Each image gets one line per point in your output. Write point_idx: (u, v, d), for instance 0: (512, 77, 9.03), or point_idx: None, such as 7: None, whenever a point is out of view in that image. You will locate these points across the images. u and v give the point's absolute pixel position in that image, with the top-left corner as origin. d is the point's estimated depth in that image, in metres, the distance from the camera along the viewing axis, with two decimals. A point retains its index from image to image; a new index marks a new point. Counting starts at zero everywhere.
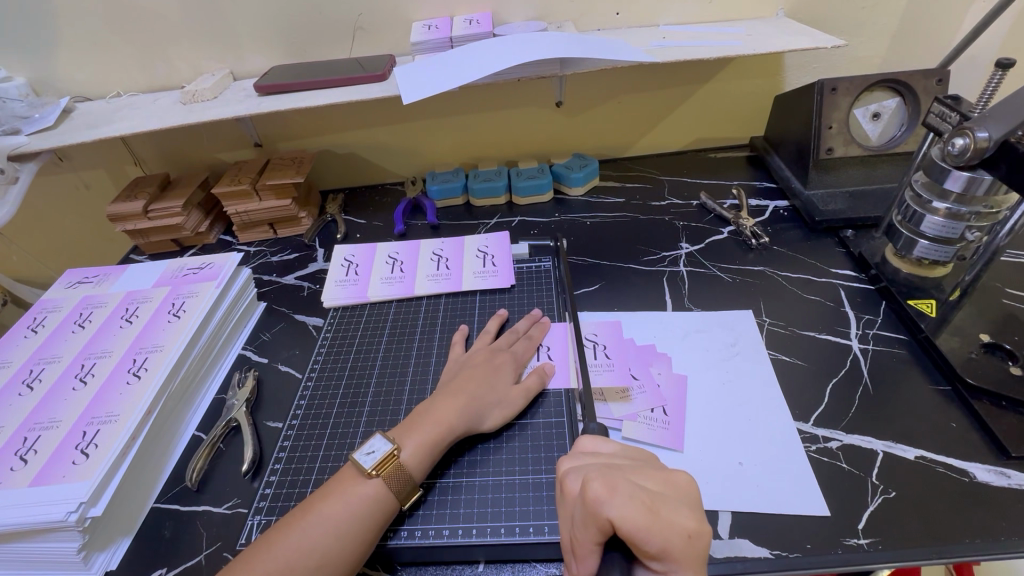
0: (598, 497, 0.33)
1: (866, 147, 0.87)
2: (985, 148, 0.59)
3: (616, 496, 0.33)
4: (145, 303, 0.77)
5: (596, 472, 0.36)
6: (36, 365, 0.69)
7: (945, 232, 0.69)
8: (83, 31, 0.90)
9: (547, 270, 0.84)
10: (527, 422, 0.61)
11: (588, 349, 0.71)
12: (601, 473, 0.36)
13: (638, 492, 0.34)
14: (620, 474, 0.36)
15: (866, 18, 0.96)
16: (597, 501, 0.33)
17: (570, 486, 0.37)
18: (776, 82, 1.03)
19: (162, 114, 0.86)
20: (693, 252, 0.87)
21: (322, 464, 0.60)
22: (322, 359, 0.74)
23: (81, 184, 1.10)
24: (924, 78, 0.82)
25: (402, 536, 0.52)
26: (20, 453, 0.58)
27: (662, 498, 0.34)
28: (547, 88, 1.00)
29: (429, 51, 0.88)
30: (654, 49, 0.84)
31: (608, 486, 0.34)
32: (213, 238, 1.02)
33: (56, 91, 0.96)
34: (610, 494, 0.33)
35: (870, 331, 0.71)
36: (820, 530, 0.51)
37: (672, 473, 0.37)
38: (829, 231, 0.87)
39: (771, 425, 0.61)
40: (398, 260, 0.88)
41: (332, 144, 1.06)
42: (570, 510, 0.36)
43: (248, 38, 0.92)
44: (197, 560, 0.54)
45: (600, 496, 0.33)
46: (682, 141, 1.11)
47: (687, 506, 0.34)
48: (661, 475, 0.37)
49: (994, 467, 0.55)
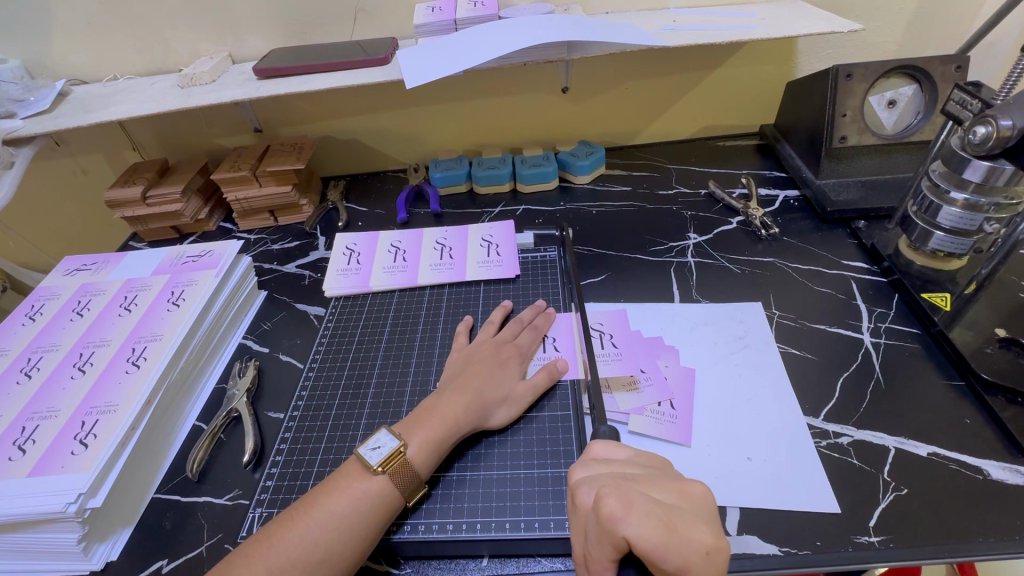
0: (613, 515, 0.32)
1: (880, 135, 0.85)
2: (1008, 137, 0.57)
3: (632, 511, 0.32)
4: (144, 291, 0.75)
5: (609, 486, 0.35)
6: (35, 354, 0.68)
7: (963, 224, 0.68)
8: (78, 11, 0.88)
9: (553, 260, 0.82)
10: (532, 415, 0.60)
11: (594, 339, 0.69)
12: (615, 486, 0.35)
13: (655, 507, 0.33)
14: (633, 487, 0.35)
15: (883, 3, 0.93)
16: (612, 519, 0.32)
17: (582, 499, 0.36)
18: (789, 67, 1.00)
19: (159, 97, 0.84)
20: (701, 242, 0.86)
21: (324, 456, 0.59)
22: (323, 350, 0.73)
23: (79, 169, 1.08)
24: (943, 64, 0.80)
25: (405, 531, 0.51)
26: (19, 443, 0.57)
27: (678, 512, 0.33)
28: (553, 73, 0.97)
29: (432, 33, 0.85)
30: (665, 32, 0.82)
31: (623, 502, 0.33)
32: (213, 225, 1.00)
33: (51, 73, 0.94)
34: (626, 510, 0.32)
35: (882, 324, 0.70)
36: (831, 528, 0.50)
37: (687, 484, 0.36)
38: (841, 222, 0.85)
39: (782, 422, 0.60)
40: (400, 249, 0.87)
41: (332, 129, 1.04)
42: (583, 524, 0.35)
43: (246, 19, 0.90)
44: (197, 552, 0.54)
45: (614, 513, 0.32)
46: (689, 128, 1.09)
47: (704, 521, 0.33)
48: (676, 487, 0.36)
49: (1008, 465, 0.54)
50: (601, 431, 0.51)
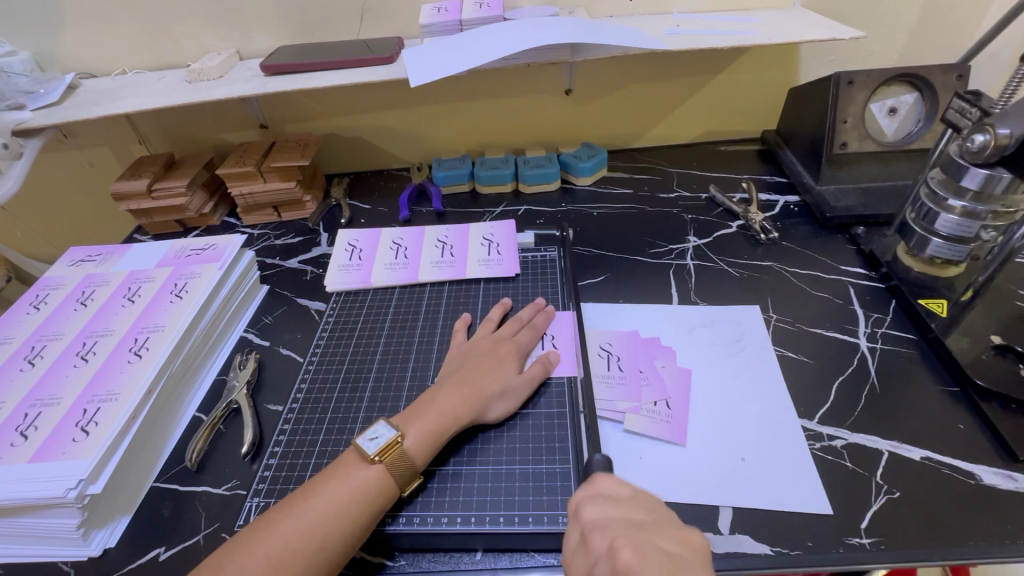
0: (628, 566, 0.37)
1: (881, 142, 0.85)
2: (1005, 146, 0.58)
3: (645, 562, 0.37)
4: (148, 282, 0.76)
5: (623, 535, 0.39)
6: (38, 342, 0.68)
7: (960, 231, 0.68)
8: (88, 6, 0.89)
9: (553, 260, 0.83)
10: (528, 411, 0.61)
11: (600, 361, 0.68)
12: (627, 535, 0.39)
13: (664, 558, 0.37)
14: (644, 536, 0.39)
15: (886, 10, 0.94)
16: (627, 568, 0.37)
17: (594, 543, 0.40)
18: (792, 74, 1.01)
19: (167, 91, 0.85)
20: (701, 245, 0.86)
21: (322, 448, 0.60)
22: (323, 344, 0.73)
23: (86, 162, 1.09)
24: (943, 73, 0.81)
25: (400, 522, 0.52)
26: (21, 429, 0.58)
27: (683, 563, 0.37)
28: (557, 75, 0.98)
29: (438, 33, 0.86)
30: (667, 36, 0.82)
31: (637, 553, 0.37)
32: (217, 220, 1.01)
33: (60, 66, 0.95)
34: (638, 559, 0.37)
35: (878, 329, 0.70)
36: (823, 528, 0.51)
37: (689, 534, 0.41)
38: (840, 227, 0.85)
39: (776, 423, 0.60)
40: (402, 246, 0.87)
41: (338, 127, 1.05)
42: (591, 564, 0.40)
43: (255, 16, 0.91)
44: (195, 540, 0.55)
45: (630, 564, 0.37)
46: (691, 133, 1.10)
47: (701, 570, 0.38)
48: (678, 537, 0.40)
49: (1001, 470, 0.54)
50: (595, 461, 0.51)
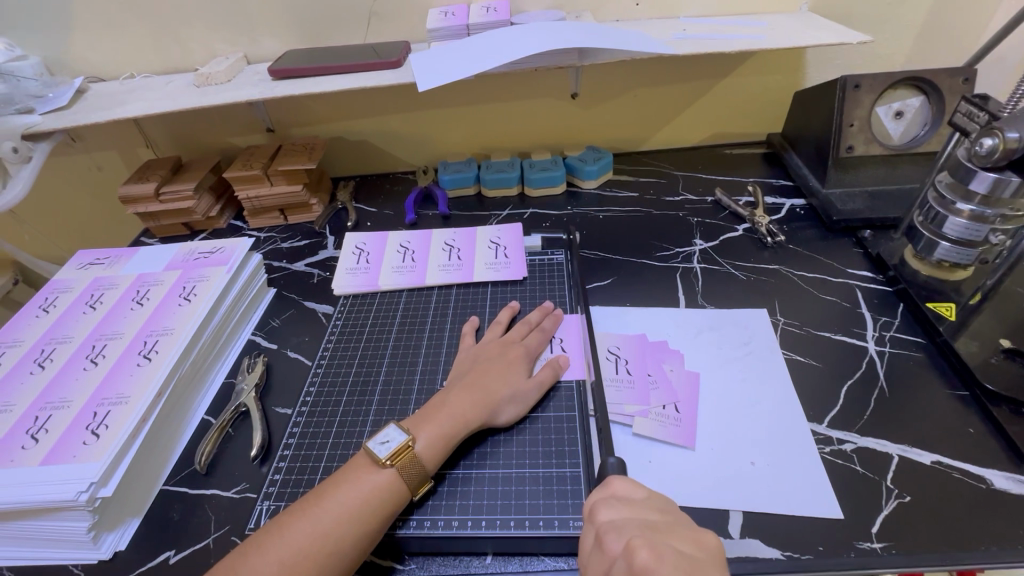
0: (645, 564, 0.37)
1: (888, 146, 0.85)
2: (1014, 149, 0.58)
3: (661, 563, 0.37)
4: (157, 285, 0.76)
5: (640, 536, 0.39)
6: (48, 345, 0.69)
7: (969, 234, 0.68)
8: (98, 11, 0.89)
9: (559, 263, 0.83)
10: (537, 415, 0.61)
11: (608, 363, 0.68)
12: (644, 536, 0.40)
13: (680, 559, 0.37)
14: (660, 538, 0.40)
15: (892, 14, 0.94)
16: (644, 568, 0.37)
17: (611, 545, 0.41)
18: (797, 77, 1.01)
19: (175, 95, 0.85)
20: (707, 249, 0.86)
21: (331, 452, 0.60)
22: (332, 347, 0.73)
23: (94, 165, 1.10)
24: (950, 77, 0.81)
25: (411, 526, 0.52)
26: (32, 432, 0.58)
27: (699, 564, 0.37)
28: (563, 79, 0.99)
29: (444, 38, 0.87)
30: (674, 40, 0.83)
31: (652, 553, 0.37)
32: (224, 223, 1.02)
33: (69, 70, 0.95)
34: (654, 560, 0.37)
35: (886, 333, 0.70)
36: (834, 532, 0.51)
37: (703, 534, 0.41)
38: (847, 231, 0.85)
39: (784, 426, 0.60)
40: (409, 250, 0.87)
41: (344, 131, 1.05)
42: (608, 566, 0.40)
43: (262, 20, 0.91)
44: (205, 543, 0.55)
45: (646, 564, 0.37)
46: (697, 136, 1.10)
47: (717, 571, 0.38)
48: (693, 538, 0.40)
49: (1012, 475, 0.54)
50: (611, 463, 0.49)
